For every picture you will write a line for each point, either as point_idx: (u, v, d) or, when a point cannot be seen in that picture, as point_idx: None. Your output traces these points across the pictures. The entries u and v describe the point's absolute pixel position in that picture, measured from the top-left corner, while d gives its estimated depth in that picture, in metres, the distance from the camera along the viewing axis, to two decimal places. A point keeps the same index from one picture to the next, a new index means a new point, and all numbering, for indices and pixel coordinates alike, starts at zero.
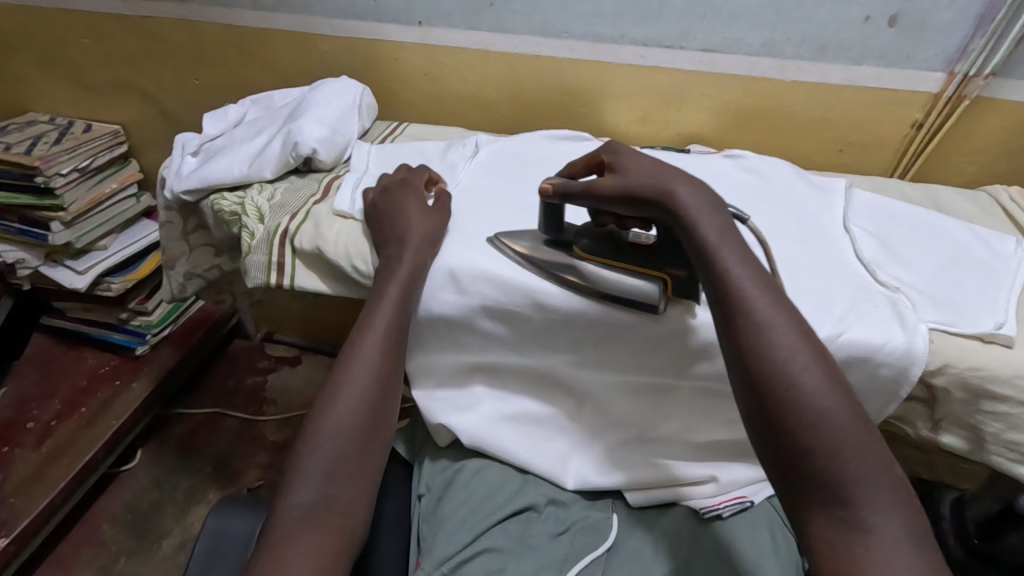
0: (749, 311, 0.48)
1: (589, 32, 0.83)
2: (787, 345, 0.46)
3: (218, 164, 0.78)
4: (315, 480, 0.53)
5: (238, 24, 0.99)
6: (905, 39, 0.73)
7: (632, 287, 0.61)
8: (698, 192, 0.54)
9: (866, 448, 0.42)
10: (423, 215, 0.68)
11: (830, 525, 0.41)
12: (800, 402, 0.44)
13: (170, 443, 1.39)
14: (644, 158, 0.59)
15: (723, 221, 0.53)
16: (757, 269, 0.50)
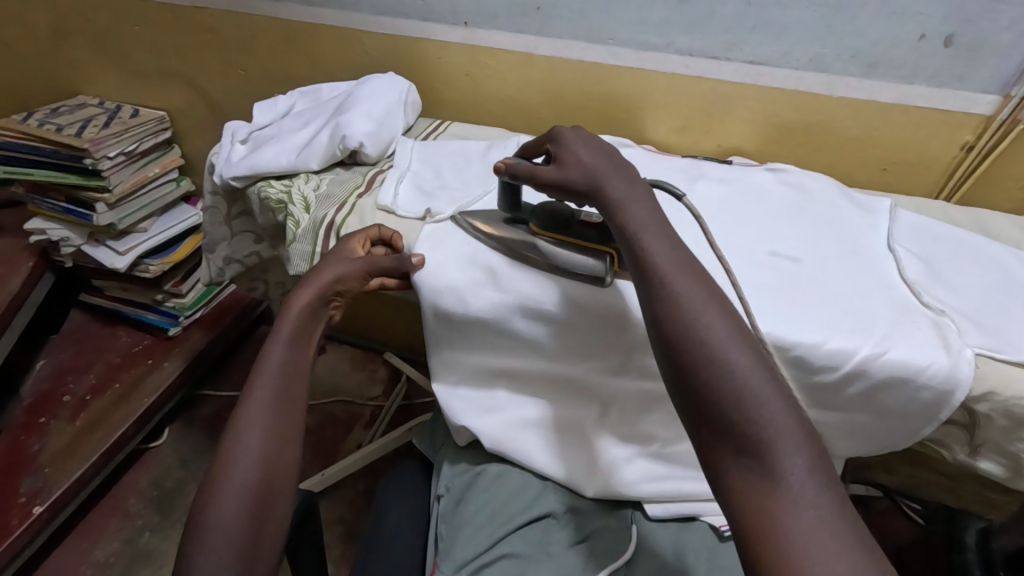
0: (659, 279, 0.49)
1: (634, 40, 0.83)
2: (696, 309, 0.46)
3: (266, 153, 0.80)
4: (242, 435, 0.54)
5: (287, 17, 1.00)
6: (960, 60, 0.72)
7: (580, 260, 0.64)
8: (620, 178, 0.57)
9: (771, 396, 0.41)
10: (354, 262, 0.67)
11: (741, 475, 0.40)
12: (707, 358, 0.43)
13: (196, 424, 1.42)
14: (582, 145, 0.61)
15: (646, 203, 0.55)
16: (673, 243, 0.52)
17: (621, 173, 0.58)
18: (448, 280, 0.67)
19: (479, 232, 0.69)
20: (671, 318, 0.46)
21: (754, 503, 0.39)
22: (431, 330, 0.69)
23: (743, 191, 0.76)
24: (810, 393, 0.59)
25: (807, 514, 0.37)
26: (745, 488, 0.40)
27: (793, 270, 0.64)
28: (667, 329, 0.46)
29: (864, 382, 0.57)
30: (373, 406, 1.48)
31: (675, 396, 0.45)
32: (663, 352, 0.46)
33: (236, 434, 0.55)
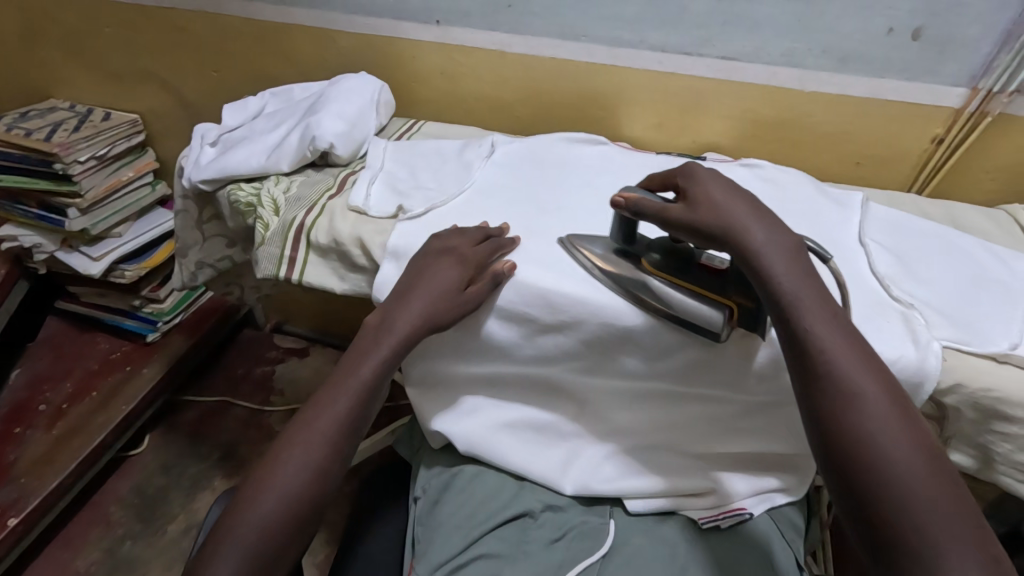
0: (829, 367, 0.48)
1: (607, 37, 0.82)
2: (873, 411, 0.46)
3: (236, 155, 0.78)
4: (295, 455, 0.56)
5: (258, 17, 0.99)
6: (929, 53, 0.72)
7: (694, 308, 0.59)
8: (766, 230, 0.54)
9: (954, 521, 0.42)
10: (442, 291, 0.62)
11: None
12: (891, 472, 0.44)
13: (178, 430, 1.40)
14: (720, 188, 0.57)
15: (804, 270, 0.52)
16: (841, 328, 0.50)
17: (762, 217, 0.55)
18: None
19: (595, 267, 0.64)
20: (849, 418, 0.46)
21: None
22: None
23: None
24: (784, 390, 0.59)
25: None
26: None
27: None
28: (840, 424, 0.46)
29: None
30: None
31: (840, 499, 0.46)
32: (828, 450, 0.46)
33: (282, 455, 0.56)
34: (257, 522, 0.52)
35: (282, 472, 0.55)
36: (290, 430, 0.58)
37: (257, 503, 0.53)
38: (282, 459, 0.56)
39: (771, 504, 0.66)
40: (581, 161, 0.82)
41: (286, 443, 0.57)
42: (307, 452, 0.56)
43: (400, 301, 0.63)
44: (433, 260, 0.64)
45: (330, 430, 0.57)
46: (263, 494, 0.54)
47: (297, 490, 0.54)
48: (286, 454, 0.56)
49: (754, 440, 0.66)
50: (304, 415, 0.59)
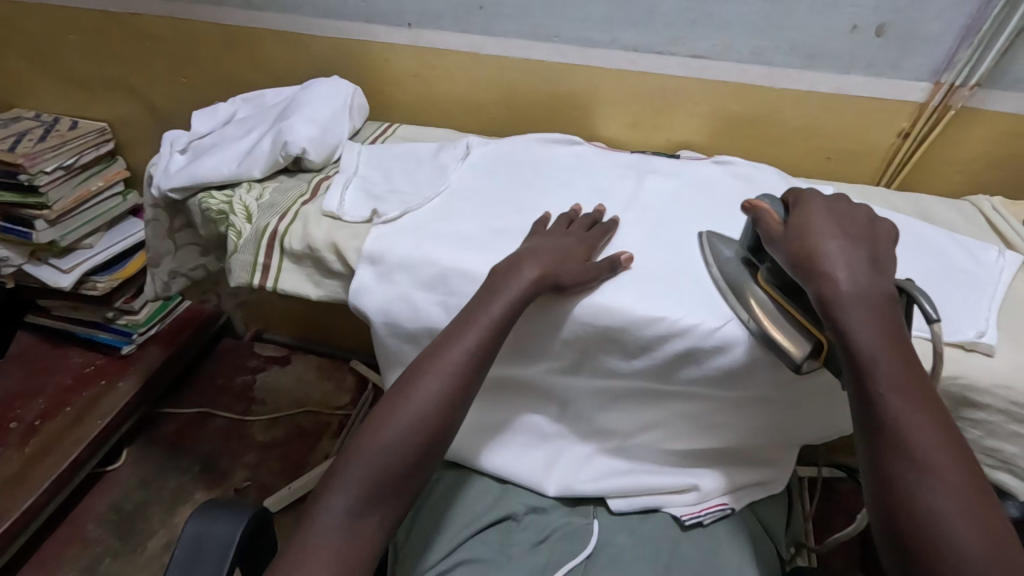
0: (892, 426, 0.47)
1: (579, 37, 0.83)
2: (937, 476, 0.45)
3: (207, 162, 0.77)
4: (349, 495, 0.54)
5: (227, 22, 0.98)
6: (893, 48, 0.73)
7: (787, 330, 0.55)
8: (855, 278, 0.52)
9: None
10: (561, 272, 0.61)
11: None
12: (948, 546, 0.43)
13: (156, 443, 1.38)
14: (829, 219, 0.56)
15: (887, 320, 0.50)
16: (919, 387, 0.48)
17: (853, 259, 0.53)
18: (389, 292, 0.66)
19: (716, 268, 0.63)
20: (909, 482, 0.46)
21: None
22: (379, 342, 0.69)
23: (692, 184, 0.77)
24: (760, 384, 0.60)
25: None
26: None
27: None
28: (898, 486, 0.46)
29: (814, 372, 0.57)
30: (341, 415, 1.46)
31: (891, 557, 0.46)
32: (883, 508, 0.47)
33: (336, 492, 0.54)
34: (348, 483, 0.54)
35: (375, 437, 0.56)
36: (344, 461, 0.56)
37: (348, 466, 0.55)
38: (336, 497, 0.54)
39: (749, 499, 0.67)
40: (556, 161, 0.82)
41: (339, 480, 0.54)
42: (404, 420, 0.56)
43: (501, 284, 0.60)
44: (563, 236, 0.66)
45: (426, 404, 0.57)
46: (357, 456, 0.55)
47: (391, 456, 0.55)
48: (384, 420, 0.56)
49: (735, 436, 0.66)
50: (406, 380, 0.58)
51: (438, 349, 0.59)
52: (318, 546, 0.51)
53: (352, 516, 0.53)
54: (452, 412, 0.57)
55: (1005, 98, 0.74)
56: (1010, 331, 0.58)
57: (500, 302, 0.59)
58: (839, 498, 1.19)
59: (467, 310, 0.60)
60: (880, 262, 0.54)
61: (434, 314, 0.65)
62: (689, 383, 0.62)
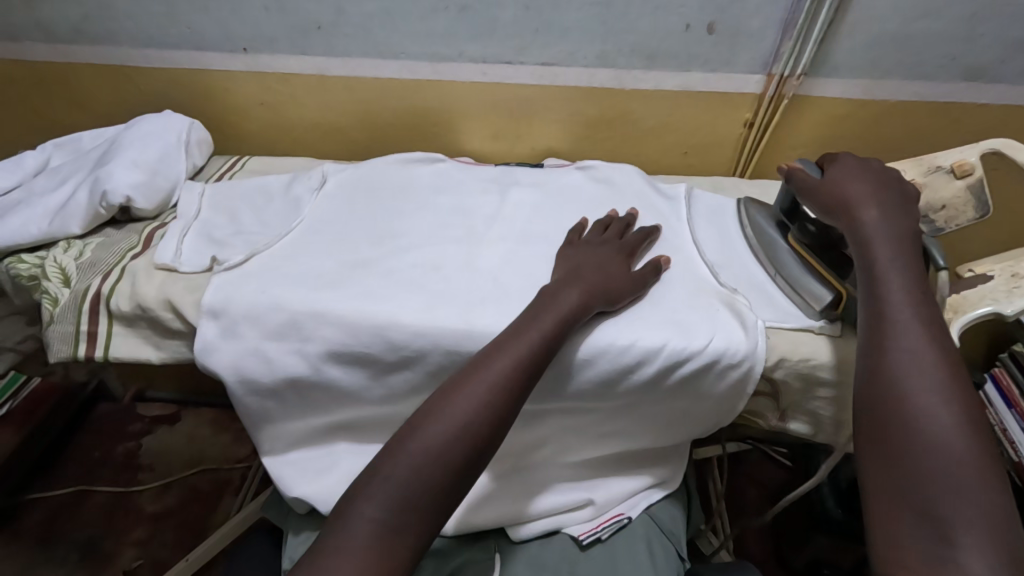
0: (897, 341, 0.50)
1: (425, 52, 0.80)
2: (926, 381, 0.48)
3: (9, 223, 0.66)
4: (398, 494, 0.46)
5: (32, 58, 0.86)
6: (725, 44, 0.75)
7: (808, 281, 0.63)
8: (882, 215, 0.58)
9: (979, 495, 0.43)
10: (623, 280, 0.61)
11: (921, 543, 0.43)
12: (924, 423, 0.46)
13: (23, 536, 1.21)
14: (872, 173, 0.62)
15: (908, 253, 0.55)
16: (925, 309, 0.52)
17: (886, 204, 0.59)
18: (237, 346, 0.60)
19: (748, 226, 0.72)
20: (909, 386, 0.48)
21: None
22: (234, 402, 0.62)
23: (556, 193, 0.77)
24: (633, 393, 0.59)
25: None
26: (916, 562, 0.42)
27: None
28: (889, 379, 0.49)
29: (683, 372, 0.58)
30: (242, 468, 1.35)
31: (876, 448, 0.48)
32: (873, 401, 0.49)
33: (382, 475, 0.47)
34: (390, 486, 0.46)
35: (404, 453, 0.48)
36: (402, 432, 0.50)
37: (372, 490, 0.47)
38: (380, 492, 0.46)
39: (647, 505, 0.67)
40: (419, 181, 0.79)
41: (388, 473, 0.47)
42: (442, 431, 0.49)
43: (550, 301, 0.57)
44: (599, 245, 0.65)
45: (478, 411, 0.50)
46: (399, 461, 0.48)
47: (436, 461, 0.48)
48: (421, 435, 0.48)
49: (623, 441, 0.66)
50: (437, 399, 0.51)
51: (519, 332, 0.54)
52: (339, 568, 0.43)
53: (391, 530, 0.45)
54: (499, 423, 0.51)
55: (830, 84, 0.79)
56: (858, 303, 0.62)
57: (552, 318, 0.55)
58: (747, 471, 1.24)
59: (528, 311, 0.57)
60: (908, 206, 0.60)
61: (290, 364, 0.60)
62: (565, 399, 0.60)
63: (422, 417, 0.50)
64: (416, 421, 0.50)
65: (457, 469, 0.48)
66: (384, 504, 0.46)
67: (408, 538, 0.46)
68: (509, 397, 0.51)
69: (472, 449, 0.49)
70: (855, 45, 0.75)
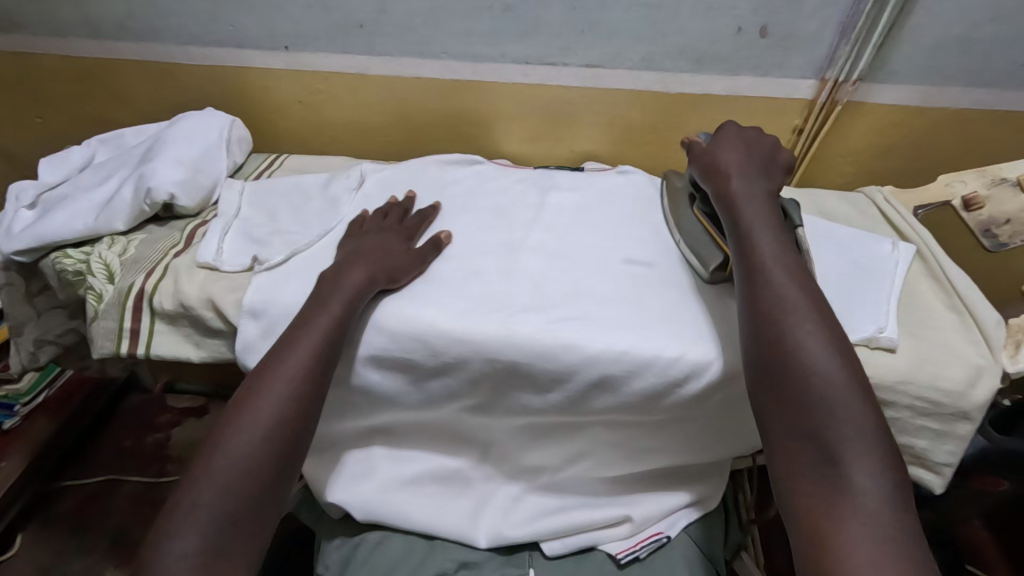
0: (769, 282, 0.52)
1: (467, 52, 0.79)
2: (795, 315, 0.50)
3: (56, 218, 0.67)
4: (204, 526, 0.44)
5: (79, 55, 0.87)
6: (778, 48, 0.73)
7: (704, 245, 0.63)
8: (744, 178, 0.61)
9: (858, 415, 0.44)
10: (404, 257, 0.64)
11: (817, 479, 0.43)
12: (801, 354, 0.47)
13: (56, 522, 1.23)
14: (737, 140, 0.64)
15: (769, 210, 0.58)
16: (788, 251, 0.54)
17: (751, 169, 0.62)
18: None
19: (667, 204, 0.71)
20: (784, 329, 0.49)
21: (821, 511, 0.42)
22: None
23: (598, 197, 0.75)
24: (679, 408, 0.58)
25: (865, 526, 0.40)
26: (811, 491, 0.43)
27: (650, 276, 0.64)
28: (765, 319, 0.50)
29: (733, 388, 0.56)
30: None
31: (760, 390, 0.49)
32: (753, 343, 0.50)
33: (174, 515, 0.45)
34: (195, 518, 0.45)
35: (206, 477, 0.47)
36: (195, 463, 0.48)
37: (209, 477, 0.47)
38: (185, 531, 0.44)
39: (688, 522, 0.65)
40: (458, 183, 0.78)
41: (190, 511, 0.45)
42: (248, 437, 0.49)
43: (332, 287, 0.59)
44: (377, 232, 0.67)
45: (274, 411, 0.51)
46: (202, 489, 0.46)
47: (240, 480, 0.47)
48: (247, 414, 0.50)
49: (664, 456, 0.64)
50: (250, 383, 0.53)
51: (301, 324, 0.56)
52: None
53: (209, 557, 0.43)
54: (303, 416, 0.52)
55: (886, 90, 0.76)
56: (909, 324, 0.58)
57: (337, 301, 0.57)
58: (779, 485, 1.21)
59: (309, 306, 0.58)
60: (774, 172, 0.63)
61: None
62: (606, 412, 0.59)
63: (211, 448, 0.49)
64: (207, 451, 0.49)
65: (282, 437, 0.50)
66: (199, 532, 0.44)
67: (233, 560, 0.44)
68: (326, 362, 0.54)
69: (282, 442, 0.50)
70: (915, 50, 0.72)
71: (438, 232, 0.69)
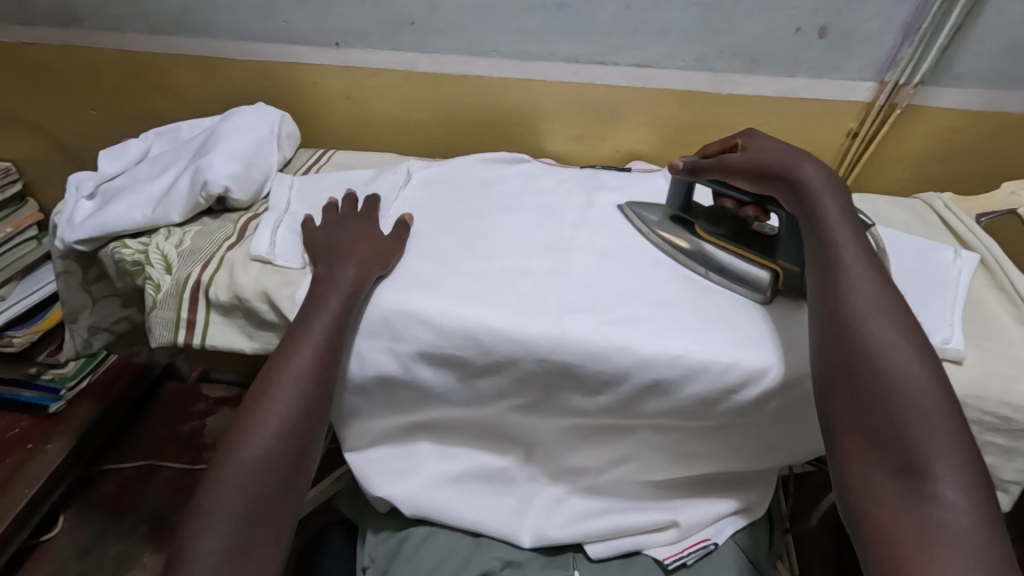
0: (848, 285, 0.50)
1: (517, 50, 0.78)
2: (877, 322, 0.48)
3: (115, 209, 0.69)
4: (228, 525, 0.47)
5: (134, 48, 0.89)
6: (836, 49, 0.72)
7: (741, 267, 0.62)
8: (817, 172, 0.58)
9: (946, 428, 0.43)
10: (377, 247, 0.64)
11: (894, 487, 0.42)
12: (885, 361, 0.46)
13: (96, 505, 1.26)
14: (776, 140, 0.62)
15: (847, 207, 0.55)
16: (869, 255, 0.52)
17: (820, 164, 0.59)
18: None
19: (653, 233, 0.68)
20: (868, 335, 0.47)
21: (901, 525, 0.41)
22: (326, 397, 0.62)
23: (646, 199, 0.74)
24: (732, 414, 0.57)
25: (950, 541, 0.39)
26: (887, 500, 0.42)
27: (702, 279, 0.63)
28: (852, 321, 0.48)
29: (784, 397, 0.55)
30: None
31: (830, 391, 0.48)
32: (827, 344, 0.49)
33: (199, 515, 0.47)
34: (220, 517, 0.47)
35: (225, 479, 0.49)
36: (215, 464, 0.50)
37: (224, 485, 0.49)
38: (208, 530, 0.46)
39: (735, 530, 0.64)
40: (505, 182, 0.77)
41: (213, 511, 0.47)
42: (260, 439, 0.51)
43: (328, 284, 0.59)
44: (342, 224, 0.67)
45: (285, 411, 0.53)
46: (221, 490, 0.48)
47: (255, 480, 0.49)
48: (257, 425, 0.52)
49: (714, 463, 0.62)
50: (266, 383, 0.54)
51: (302, 322, 0.57)
52: None
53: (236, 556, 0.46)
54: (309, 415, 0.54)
55: (949, 94, 0.74)
56: (975, 335, 0.57)
57: (336, 299, 0.58)
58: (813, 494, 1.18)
59: (308, 305, 0.58)
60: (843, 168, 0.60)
61: (380, 361, 0.59)
62: (657, 416, 0.58)
63: (227, 450, 0.51)
64: (224, 452, 0.51)
65: (299, 435, 0.53)
66: (225, 531, 0.46)
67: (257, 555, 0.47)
68: (331, 361, 0.56)
69: (292, 441, 0.52)
70: (981, 53, 0.70)
71: (400, 215, 0.70)
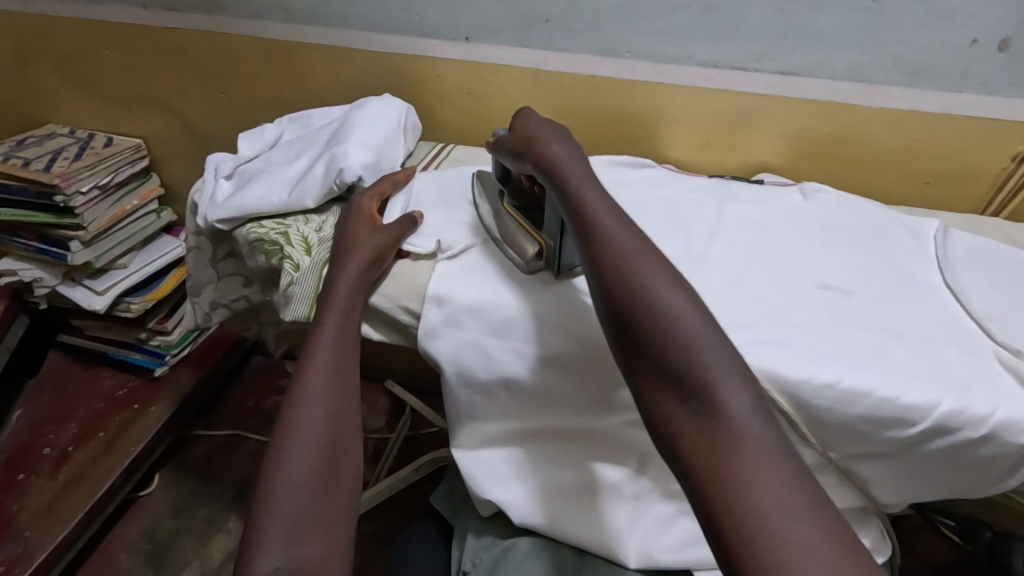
0: (601, 232, 0.51)
1: (652, 52, 0.76)
2: (642, 264, 0.48)
3: (254, 190, 0.71)
4: (296, 479, 0.50)
5: (269, 36, 0.92)
6: (1016, 64, 0.66)
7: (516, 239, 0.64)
8: (560, 144, 0.60)
9: (716, 347, 0.43)
10: (377, 232, 0.64)
11: (688, 417, 0.42)
12: (652, 300, 0.46)
13: (189, 467, 1.33)
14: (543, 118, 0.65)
15: (586, 170, 0.57)
16: (613, 206, 0.54)
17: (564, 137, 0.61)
18: (459, 337, 0.60)
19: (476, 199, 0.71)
20: (629, 280, 0.47)
21: (706, 448, 0.40)
22: (448, 395, 0.61)
23: (782, 213, 0.70)
24: (885, 451, 0.52)
25: (752, 453, 0.38)
26: (693, 431, 0.41)
27: (849, 305, 0.59)
28: (611, 272, 0.49)
29: (945, 440, 0.50)
30: (376, 439, 1.40)
31: (620, 348, 0.47)
32: (606, 302, 0.48)
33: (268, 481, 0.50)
34: (290, 474, 0.50)
35: (289, 446, 0.52)
36: (276, 435, 0.53)
37: (279, 493, 0.49)
38: (282, 487, 0.49)
39: None
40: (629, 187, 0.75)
41: (281, 474, 0.50)
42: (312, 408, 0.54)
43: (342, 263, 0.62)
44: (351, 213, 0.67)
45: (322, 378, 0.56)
46: (285, 453, 0.51)
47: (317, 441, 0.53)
48: (297, 403, 0.54)
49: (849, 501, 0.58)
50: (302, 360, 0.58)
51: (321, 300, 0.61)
52: (281, 535, 0.47)
53: (314, 509, 0.49)
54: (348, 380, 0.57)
55: None
56: None
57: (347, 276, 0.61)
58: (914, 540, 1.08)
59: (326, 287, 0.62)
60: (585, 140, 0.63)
61: (507, 363, 0.59)
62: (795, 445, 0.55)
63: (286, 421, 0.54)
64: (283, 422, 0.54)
65: (342, 399, 0.56)
66: (298, 485, 0.49)
67: (332, 503, 0.50)
68: (351, 330, 0.60)
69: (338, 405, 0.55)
70: None
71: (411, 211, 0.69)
